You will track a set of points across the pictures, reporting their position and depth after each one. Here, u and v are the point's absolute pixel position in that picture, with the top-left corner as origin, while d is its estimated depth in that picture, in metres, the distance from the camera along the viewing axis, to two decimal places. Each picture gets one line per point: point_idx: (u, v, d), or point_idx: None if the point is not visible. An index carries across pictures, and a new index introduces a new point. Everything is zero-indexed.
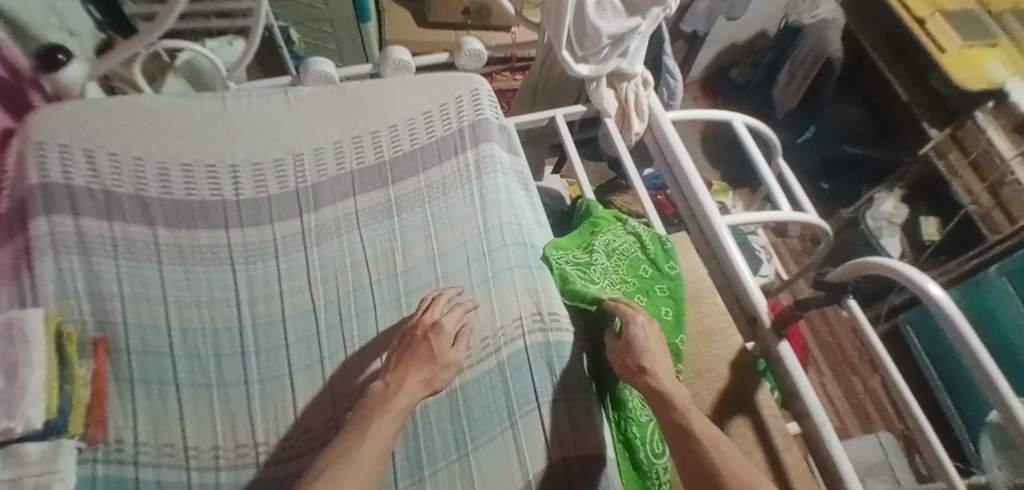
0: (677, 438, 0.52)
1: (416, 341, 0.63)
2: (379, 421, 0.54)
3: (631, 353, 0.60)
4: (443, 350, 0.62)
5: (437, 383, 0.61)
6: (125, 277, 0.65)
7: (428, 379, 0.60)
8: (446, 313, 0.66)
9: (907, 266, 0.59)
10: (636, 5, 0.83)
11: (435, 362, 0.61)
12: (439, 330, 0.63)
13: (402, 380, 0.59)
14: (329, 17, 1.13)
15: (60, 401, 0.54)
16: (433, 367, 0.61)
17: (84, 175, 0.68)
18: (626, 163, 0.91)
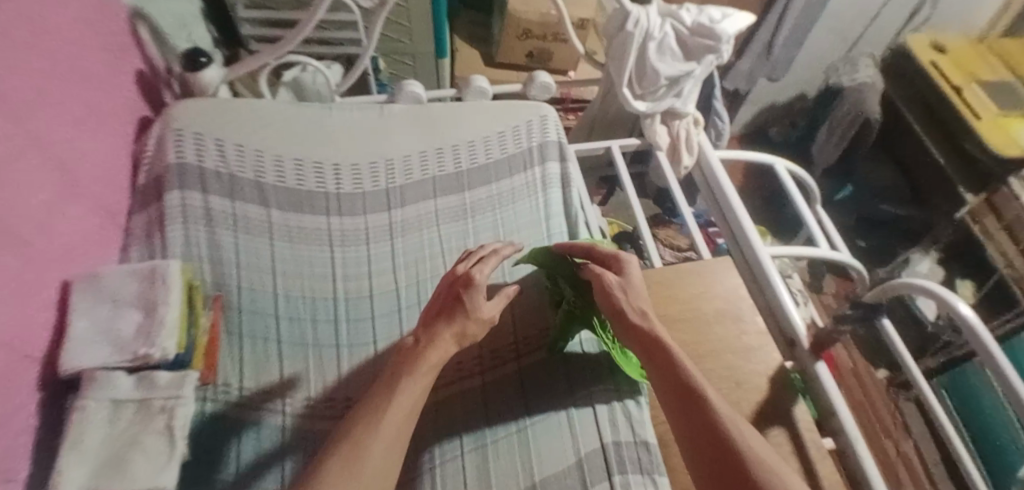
0: (677, 390, 0.60)
1: (450, 298, 0.65)
2: (408, 379, 0.58)
3: (630, 288, 0.69)
4: (474, 309, 0.64)
5: (467, 337, 0.64)
6: (241, 247, 0.75)
7: (460, 335, 0.63)
8: (483, 271, 0.66)
9: (936, 286, 0.65)
10: (692, 52, 0.95)
11: (466, 318, 0.64)
12: (473, 285, 0.64)
13: (436, 335, 0.62)
14: (412, 51, 1.28)
15: (187, 339, 0.63)
16: (470, 324, 0.64)
17: (213, 160, 0.80)
18: (676, 193, 1.01)
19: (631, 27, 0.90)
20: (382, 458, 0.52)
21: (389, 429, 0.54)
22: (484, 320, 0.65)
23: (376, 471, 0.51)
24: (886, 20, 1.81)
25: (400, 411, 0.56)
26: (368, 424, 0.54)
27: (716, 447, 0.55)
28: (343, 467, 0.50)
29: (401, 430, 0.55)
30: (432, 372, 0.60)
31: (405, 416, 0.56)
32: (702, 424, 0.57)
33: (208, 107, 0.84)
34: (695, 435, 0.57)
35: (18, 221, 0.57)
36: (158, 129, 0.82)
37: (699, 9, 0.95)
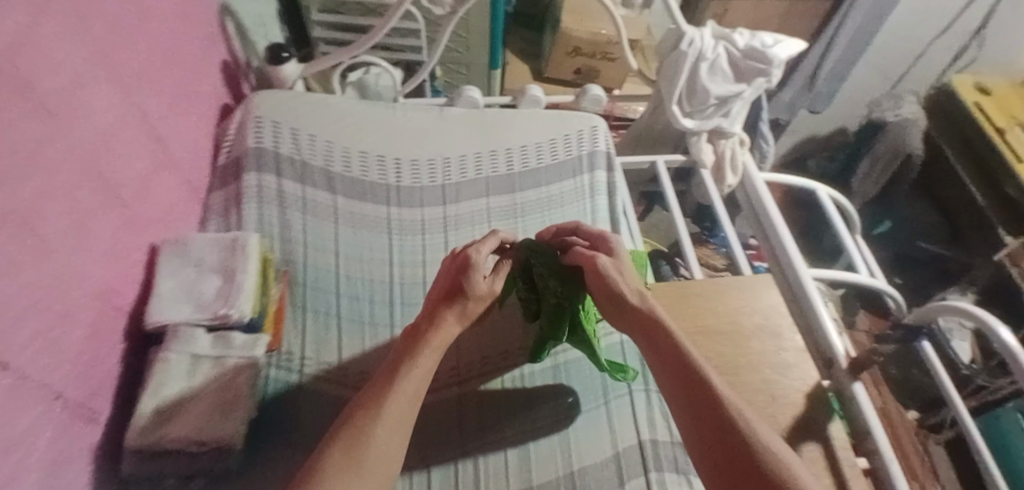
0: (691, 387, 0.58)
1: (451, 282, 0.65)
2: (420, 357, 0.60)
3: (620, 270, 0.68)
4: (476, 290, 0.64)
5: (467, 317, 0.65)
6: (308, 228, 0.81)
7: (463, 318, 0.64)
8: (481, 252, 0.66)
9: (986, 315, 0.70)
10: (743, 73, 0.99)
11: (468, 299, 0.64)
12: (474, 266, 0.65)
13: (439, 317, 0.63)
14: (467, 61, 1.34)
15: (260, 305, 0.69)
16: (471, 305, 0.64)
17: (288, 147, 0.86)
18: (719, 209, 1.03)
19: (685, 47, 0.94)
20: (387, 450, 0.53)
21: (395, 419, 0.55)
22: (485, 299, 0.66)
23: (382, 462, 0.52)
24: (929, 63, 1.78)
25: (408, 400, 0.56)
26: (371, 412, 0.55)
27: (725, 439, 0.53)
28: (345, 457, 0.51)
29: (408, 418, 0.56)
30: (437, 353, 0.61)
31: (409, 401, 0.57)
32: (712, 417, 0.55)
33: (285, 98, 0.91)
34: (699, 428, 0.55)
35: (121, 186, 0.63)
36: (239, 115, 0.89)
37: (751, 34, 0.99)
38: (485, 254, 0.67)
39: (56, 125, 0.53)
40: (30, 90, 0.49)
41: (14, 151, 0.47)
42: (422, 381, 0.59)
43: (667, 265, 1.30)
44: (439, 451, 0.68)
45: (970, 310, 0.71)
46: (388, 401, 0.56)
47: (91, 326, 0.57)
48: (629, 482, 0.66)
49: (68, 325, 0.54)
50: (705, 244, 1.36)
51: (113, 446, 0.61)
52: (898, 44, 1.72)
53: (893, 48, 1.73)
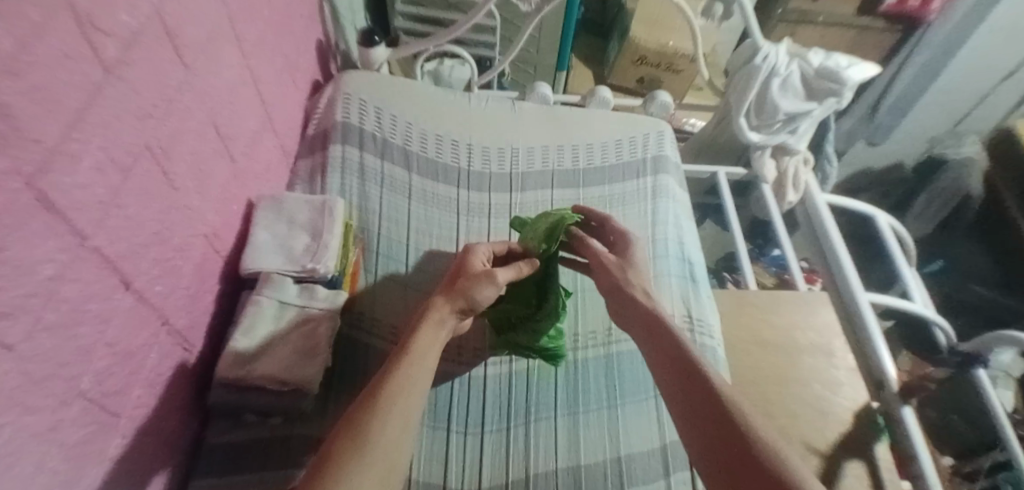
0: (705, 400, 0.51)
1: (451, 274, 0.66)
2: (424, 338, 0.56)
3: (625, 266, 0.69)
4: (472, 271, 0.64)
5: (462, 297, 0.61)
6: (384, 200, 0.86)
7: (459, 300, 0.61)
8: (478, 249, 0.70)
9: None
10: (815, 92, 0.99)
11: (460, 284, 0.62)
12: (471, 254, 0.68)
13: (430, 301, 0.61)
14: (535, 62, 1.38)
15: (340, 265, 0.74)
16: (467, 283, 0.62)
17: (372, 124, 0.92)
18: (777, 224, 1.04)
19: (759, 61, 0.96)
20: (390, 441, 0.47)
21: (400, 408, 0.50)
22: (485, 280, 0.63)
23: (387, 452, 0.47)
24: (995, 103, 1.77)
25: (404, 385, 0.51)
26: (368, 405, 0.49)
27: (736, 451, 0.47)
28: (346, 446, 0.46)
29: (411, 406, 0.51)
30: (437, 335, 0.58)
31: (406, 382, 0.52)
32: (723, 428, 0.49)
33: (373, 80, 0.98)
34: (712, 438, 0.49)
35: (233, 140, 0.69)
36: (330, 92, 0.96)
37: (827, 55, 1.00)
38: (482, 253, 0.69)
39: (189, 76, 0.58)
40: (172, 41, 0.54)
41: (156, 91, 0.52)
42: (421, 365, 0.54)
43: (715, 279, 1.35)
44: (493, 422, 0.71)
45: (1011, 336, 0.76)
46: (383, 388, 0.51)
47: (198, 262, 0.63)
48: (674, 473, 0.68)
49: (181, 258, 0.59)
50: (757, 262, 1.38)
51: (204, 377, 0.66)
52: (966, 85, 1.70)
53: (961, 89, 1.72)
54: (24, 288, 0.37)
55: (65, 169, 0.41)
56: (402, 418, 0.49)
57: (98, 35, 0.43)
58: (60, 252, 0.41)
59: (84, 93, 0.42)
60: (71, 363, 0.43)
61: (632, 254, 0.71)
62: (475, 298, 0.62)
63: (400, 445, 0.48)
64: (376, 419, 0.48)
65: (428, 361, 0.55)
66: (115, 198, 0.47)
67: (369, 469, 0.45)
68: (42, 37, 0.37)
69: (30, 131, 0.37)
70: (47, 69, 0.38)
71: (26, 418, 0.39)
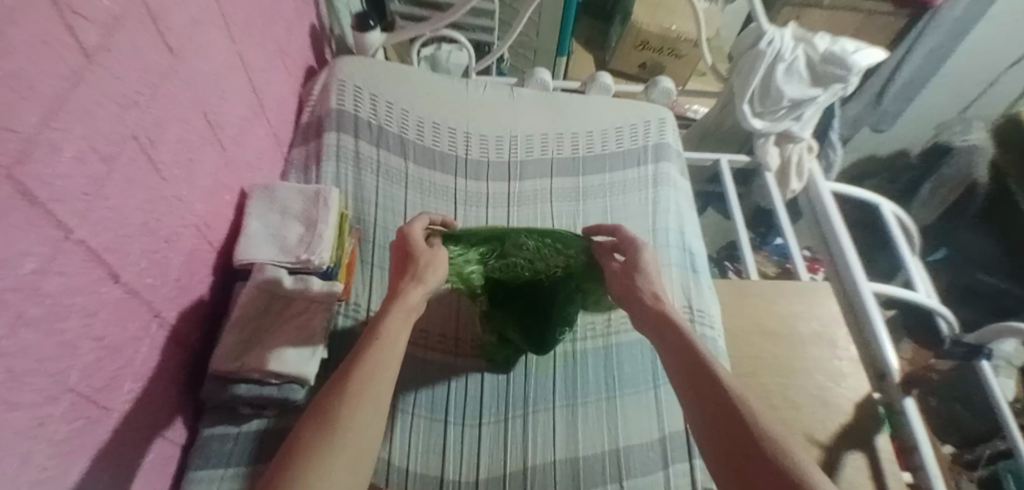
0: (713, 396, 0.50)
1: (398, 257, 0.63)
2: (391, 323, 0.54)
3: (629, 278, 0.64)
4: (421, 252, 0.62)
5: (428, 279, 0.60)
6: (380, 189, 0.85)
7: (425, 284, 0.59)
8: (414, 226, 0.65)
9: None
10: (821, 78, 0.97)
11: (418, 265, 0.60)
12: (409, 235, 0.63)
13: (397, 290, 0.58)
14: (535, 46, 1.36)
15: (335, 256, 0.73)
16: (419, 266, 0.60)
17: (367, 111, 0.91)
18: (780, 213, 1.02)
19: (764, 46, 0.94)
20: (361, 429, 0.46)
21: (370, 397, 0.48)
22: (433, 257, 0.62)
23: (356, 440, 0.45)
24: (1003, 89, 1.74)
25: (375, 372, 0.50)
26: (336, 394, 0.48)
27: (744, 455, 0.45)
28: (314, 437, 0.44)
29: (382, 393, 0.50)
30: (409, 320, 0.56)
31: (376, 368, 0.50)
32: (725, 427, 0.47)
33: (367, 65, 0.96)
34: (718, 432, 0.47)
35: (223, 128, 0.68)
36: (324, 78, 0.94)
37: (833, 39, 0.97)
38: (419, 228, 0.65)
39: (175, 62, 0.57)
40: (157, 25, 0.53)
41: (140, 78, 0.51)
42: (390, 351, 0.52)
43: (716, 268, 1.33)
44: (490, 413, 0.71)
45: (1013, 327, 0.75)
46: (354, 375, 0.49)
47: (188, 254, 0.62)
48: (672, 465, 0.67)
49: (171, 249, 0.58)
50: (759, 250, 1.37)
51: (197, 368, 0.65)
52: (973, 70, 1.67)
53: (968, 74, 1.68)
54: (5, 282, 0.36)
55: (46, 160, 0.39)
56: (373, 406, 0.48)
57: (78, 20, 0.42)
58: (43, 244, 0.40)
59: (64, 80, 0.41)
60: (56, 358, 0.42)
61: (640, 257, 0.64)
62: (439, 277, 0.60)
63: (371, 431, 0.47)
64: (348, 408, 0.47)
65: (397, 346, 0.53)
66: (99, 189, 0.46)
67: (342, 459, 0.44)
68: (17, 22, 0.36)
69: (7, 121, 0.35)
70: (25, 56, 0.37)
71: (11, 414, 0.38)
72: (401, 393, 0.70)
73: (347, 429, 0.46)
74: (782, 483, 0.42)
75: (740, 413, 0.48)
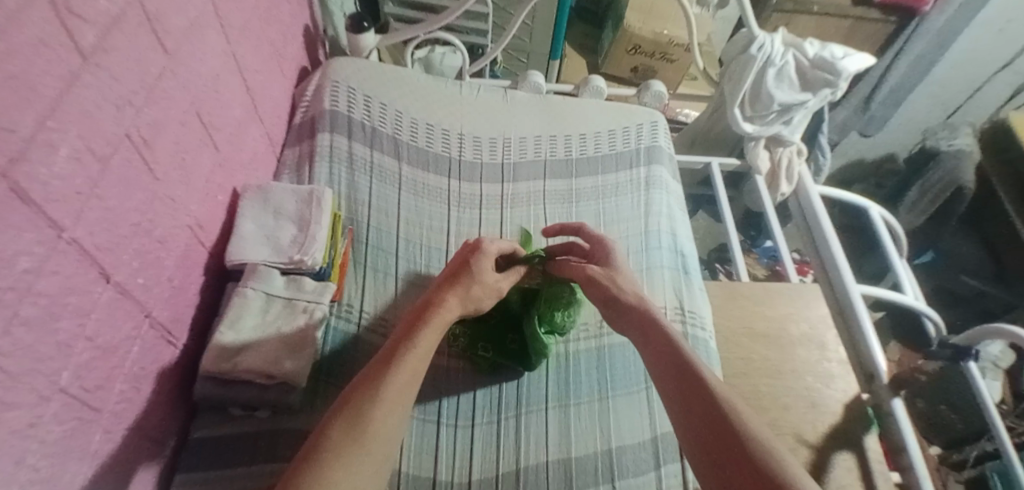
0: (698, 399, 0.51)
1: (454, 268, 0.64)
2: (431, 330, 0.57)
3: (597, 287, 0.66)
4: (482, 272, 0.64)
5: (471, 302, 0.63)
6: (373, 191, 0.85)
7: (467, 306, 0.62)
8: (490, 244, 0.67)
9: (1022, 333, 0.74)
10: (810, 83, 0.98)
11: (470, 284, 0.62)
12: (480, 251, 0.65)
13: (442, 299, 0.60)
14: (528, 49, 1.36)
15: (328, 257, 0.73)
16: (476, 291, 0.63)
17: (361, 113, 0.91)
18: (770, 216, 1.04)
19: (755, 51, 0.95)
20: (389, 432, 0.48)
21: (400, 396, 0.51)
22: (491, 293, 0.65)
23: (385, 442, 0.48)
24: (988, 95, 1.77)
25: (409, 378, 0.52)
26: (372, 396, 0.49)
27: (723, 447, 0.47)
28: (348, 433, 0.46)
29: (410, 394, 0.52)
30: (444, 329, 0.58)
31: (410, 376, 0.53)
32: (709, 414, 0.49)
33: (361, 67, 0.96)
34: (700, 432, 0.49)
35: (218, 128, 0.68)
36: (318, 80, 0.94)
37: (823, 45, 0.99)
38: (494, 250, 0.66)
39: (172, 62, 0.57)
40: (154, 26, 0.53)
41: (137, 78, 0.50)
42: (424, 362, 0.55)
43: (707, 270, 1.35)
44: (483, 414, 0.71)
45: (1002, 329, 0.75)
46: (389, 378, 0.51)
47: (182, 255, 0.61)
48: (664, 465, 0.68)
49: (165, 250, 0.58)
50: (749, 253, 1.38)
51: (189, 370, 0.65)
52: (958, 77, 1.71)
53: (954, 80, 1.72)
54: (1, 281, 0.36)
55: (42, 159, 0.39)
56: (401, 412, 0.50)
57: (77, 20, 0.42)
58: (38, 244, 0.39)
59: (62, 80, 0.41)
60: (51, 358, 0.42)
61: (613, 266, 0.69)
62: (481, 307, 0.64)
63: (395, 432, 0.50)
64: (381, 410, 0.49)
65: (430, 357, 0.56)
66: (95, 188, 0.46)
67: (369, 459, 0.46)
68: (17, 21, 0.36)
69: (5, 120, 0.35)
70: (25, 55, 0.37)
71: (4, 415, 0.38)
72: None
73: (378, 430, 0.48)
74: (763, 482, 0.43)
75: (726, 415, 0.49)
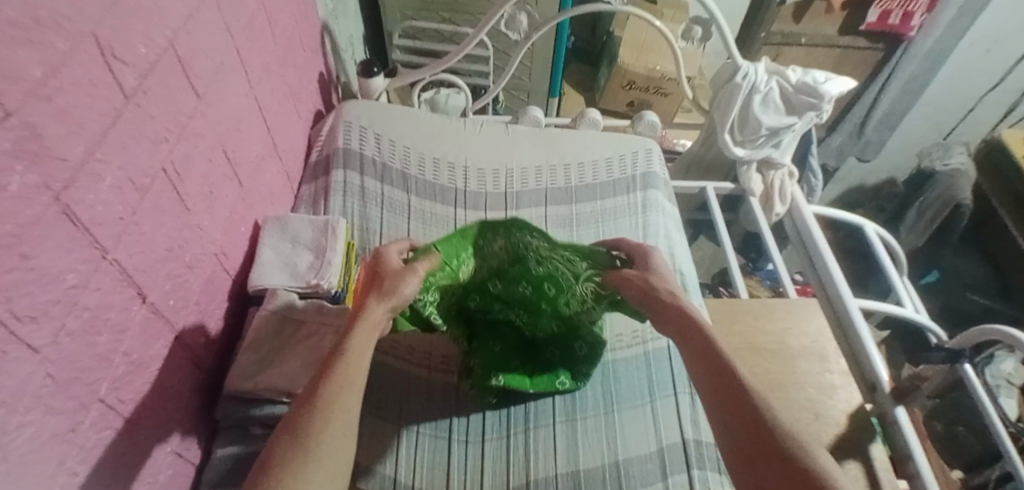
0: (729, 393, 0.51)
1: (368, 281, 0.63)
2: (361, 331, 0.54)
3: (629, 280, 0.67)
4: (392, 268, 0.62)
5: (394, 295, 0.59)
6: (385, 222, 0.90)
7: (391, 299, 0.59)
8: (390, 250, 0.66)
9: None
10: (795, 106, 1.04)
11: (386, 278, 0.61)
12: (381, 258, 0.65)
13: (363, 303, 0.58)
14: (528, 88, 1.44)
15: (343, 282, 0.78)
16: (389, 281, 0.60)
17: (371, 150, 0.97)
18: (767, 238, 1.07)
19: (740, 79, 1.02)
20: (333, 443, 0.46)
21: (339, 412, 0.48)
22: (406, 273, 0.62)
23: (332, 455, 0.45)
24: (984, 113, 1.83)
25: (350, 384, 0.50)
26: (310, 408, 0.47)
27: (756, 461, 0.45)
28: (287, 450, 0.44)
29: (351, 404, 0.49)
30: (375, 330, 0.56)
31: (345, 386, 0.49)
32: (736, 421, 0.48)
33: (371, 107, 1.03)
34: (738, 427, 0.48)
35: (240, 164, 0.73)
36: (331, 121, 1.01)
37: (804, 71, 1.05)
38: (395, 251, 0.66)
39: (201, 103, 0.63)
40: (185, 71, 0.59)
41: (170, 117, 0.56)
42: (360, 366, 0.52)
43: (711, 293, 1.37)
44: (493, 430, 0.73)
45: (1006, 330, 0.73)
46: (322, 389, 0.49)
47: (208, 279, 0.66)
48: (671, 476, 0.69)
49: (192, 274, 0.62)
50: (752, 276, 1.42)
51: (211, 391, 0.68)
52: (953, 97, 1.77)
53: (948, 100, 1.78)
54: (49, 294, 0.41)
55: (89, 187, 0.44)
56: (345, 419, 0.48)
57: (119, 65, 0.48)
58: (82, 263, 0.44)
59: (106, 116, 0.46)
60: (91, 368, 0.46)
61: (653, 259, 0.69)
62: (408, 292, 0.60)
63: (343, 445, 0.47)
64: (319, 424, 0.46)
65: (366, 359, 0.52)
66: (133, 215, 0.51)
67: (315, 477, 0.43)
68: (67, 64, 0.41)
69: (58, 151, 0.41)
70: (73, 93, 0.42)
71: (49, 418, 0.42)
72: (406, 414, 0.72)
73: (320, 441, 0.45)
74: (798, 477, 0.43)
75: (760, 408, 0.48)
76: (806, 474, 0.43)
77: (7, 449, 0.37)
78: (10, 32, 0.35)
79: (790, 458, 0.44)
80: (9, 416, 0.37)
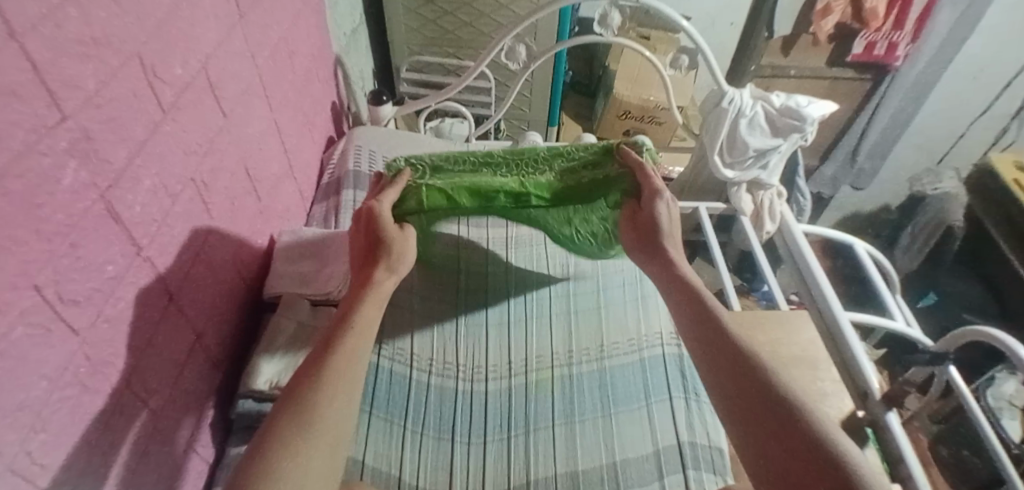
0: (731, 359, 0.57)
1: (364, 254, 0.68)
2: (366, 307, 0.60)
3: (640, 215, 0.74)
4: (392, 240, 0.68)
5: (397, 270, 0.67)
6: None
7: (392, 275, 0.66)
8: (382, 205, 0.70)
9: (1006, 337, 0.75)
10: (779, 128, 1.09)
11: (385, 256, 0.66)
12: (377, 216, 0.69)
13: (369, 279, 0.64)
14: (528, 118, 1.52)
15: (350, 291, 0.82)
16: (387, 257, 0.67)
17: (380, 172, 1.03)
18: (758, 256, 1.11)
19: (726, 104, 1.08)
20: (339, 409, 0.51)
21: (345, 381, 0.53)
22: (399, 245, 0.68)
23: (339, 419, 0.50)
24: (974, 138, 1.88)
25: (352, 358, 0.55)
26: (317, 377, 0.52)
27: (754, 417, 0.51)
28: (296, 413, 0.48)
29: (356, 376, 0.55)
30: (379, 310, 0.62)
31: (350, 358, 0.55)
32: (739, 384, 0.54)
33: (380, 133, 1.10)
34: (740, 388, 0.54)
35: (260, 180, 0.79)
36: (343, 146, 1.08)
37: (788, 96, 1.12)
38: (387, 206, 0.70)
39: (226, 121, 0.69)
40: (215, 92, 0.65)
41: (200, 132, 0.62)
42: (365, 340, 0.57)
43: None
44: (494, 432, 0.75)
45: (989, 332, 0.76)
46: (330, 359, 0.54)
47: (227, 284, 0.71)
48: (667, 476, 0.71)
49: (213, 278, 0.67)
50: (749, 296, 1.45)
51: (226, 393, 0.72)
52: (941, 125, 1.85)
53: (937, 127, 1.86)
54: (91, 282, 0.45)
55: (129, 189, 0.49)
56: (350, 388, 0.53)
57: (159, 83, 0.54)
58: (120, 257, 0.49)
59: (146, 127, 0.52)
60: (122, 356, 0.50)
61: (659, 210, 0.72)
62: (406, 266, 0.68)
63: (348, 409, 0.52)
64: (327, 391, 0.51)
65: (370, 335, 0.58)
66: (165, 218, 0.56)
67: (324, 437, 0.48)
68: (117, 78, 0.47)
69: (104, 154, 0.46)
70: (120, 104, 0.48)
71: (85, 397, 0.45)
72: (410, 417, 0.75)
73: (327, 406, 0.50)
74: (794, 430, 0.49)
75: (762, 376, 0.54)
76: (799, 430, 0.49)
77: (48, 420, 0.41)
78: (71, 48, 0.40)
79: (787, 415, 0.50)
80: (51, 389, 0.41)
